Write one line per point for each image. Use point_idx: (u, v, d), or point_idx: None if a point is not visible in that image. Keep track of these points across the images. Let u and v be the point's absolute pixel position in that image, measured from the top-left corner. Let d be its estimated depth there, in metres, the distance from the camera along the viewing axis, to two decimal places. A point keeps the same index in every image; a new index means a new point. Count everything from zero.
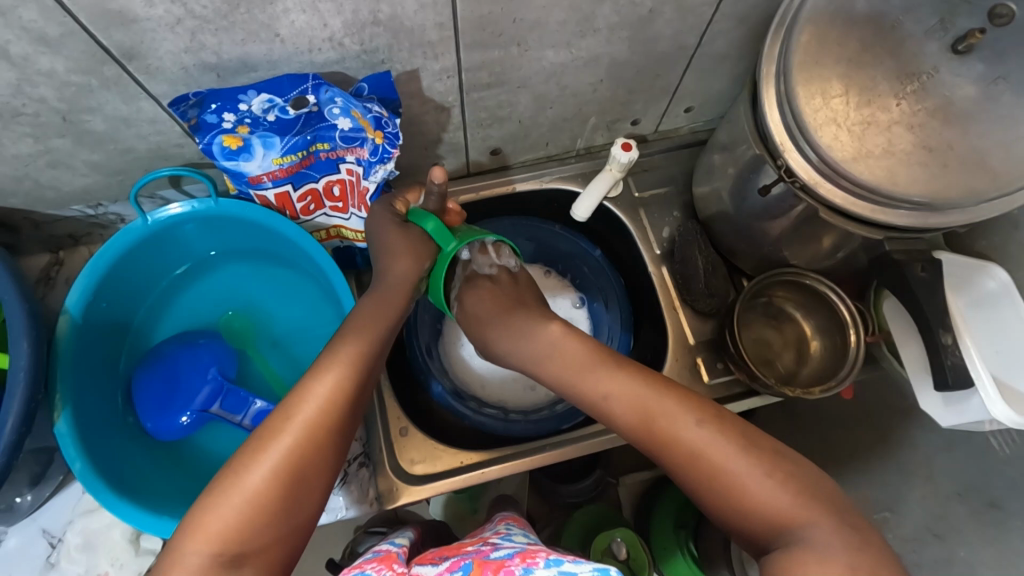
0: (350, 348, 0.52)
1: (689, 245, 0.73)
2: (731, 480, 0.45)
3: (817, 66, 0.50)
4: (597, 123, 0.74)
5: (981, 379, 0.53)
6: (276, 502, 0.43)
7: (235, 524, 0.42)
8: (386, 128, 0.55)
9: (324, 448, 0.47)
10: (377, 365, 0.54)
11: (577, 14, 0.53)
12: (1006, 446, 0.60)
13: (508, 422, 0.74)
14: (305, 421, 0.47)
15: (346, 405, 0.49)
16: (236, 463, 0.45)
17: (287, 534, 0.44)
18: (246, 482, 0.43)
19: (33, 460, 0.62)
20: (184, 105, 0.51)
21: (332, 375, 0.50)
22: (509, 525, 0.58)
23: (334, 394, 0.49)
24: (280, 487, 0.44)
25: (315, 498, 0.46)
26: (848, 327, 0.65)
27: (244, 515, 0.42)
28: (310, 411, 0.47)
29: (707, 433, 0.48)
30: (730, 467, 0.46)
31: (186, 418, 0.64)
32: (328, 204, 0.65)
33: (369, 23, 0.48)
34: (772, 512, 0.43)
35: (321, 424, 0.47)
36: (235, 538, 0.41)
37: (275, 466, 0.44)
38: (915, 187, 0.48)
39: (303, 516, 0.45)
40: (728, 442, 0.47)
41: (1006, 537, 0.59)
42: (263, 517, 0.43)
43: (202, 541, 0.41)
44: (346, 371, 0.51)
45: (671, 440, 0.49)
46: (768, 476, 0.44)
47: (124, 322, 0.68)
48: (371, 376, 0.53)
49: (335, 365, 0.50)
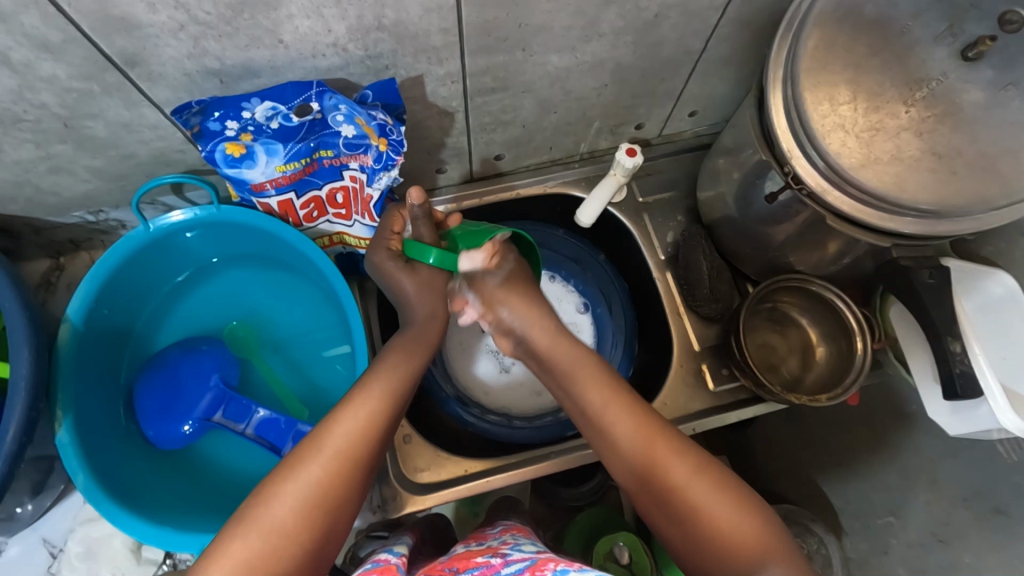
0: (385, 384, 0.52)
1: (692, 249, 0.74)
2: (713, 523, 0.47)
3: (824, 72, 0.50)
4: (601, 127, 0.74)
5: (990, 387, 0.53)
6: (302, 534, 0.43)
7: (260, 555, 0.41)
8: (391, 135, 0.54)
9: (353, 482, 0.46)
10: (408, 402, 0.53)
11: (582, 19, 0.53)
12: (1014, 452, 0.61)
13: (512, 428, 0.74)
14: (336, 453, 0.46)
15: (377, 440, 0.49)
16: (264, 493, 0.44)
17: (308, 567, 0.43)
18: (274, 513, 0.43)
19: (33, 468, 0.60)
20: (186, 113, 0.50)
21: (365, 406, 0.49)
22: (516, 535, 0.57)
23: (365, 427, 0.48)
24: (309, 520, 0.43)
25: (340, 528, 0.45)
26: (855, 334, 0.65)
27: (268, 547, 0.42)
28: (341, 445, 0.47)
29: (695, 478, 0.49)
30: (716, 513, 0.47)
31: (190, 426, 0.64)
32: (332, 210, 0.64)
33: (374, 29, 0.48)
34: (751, 557, 0.45)
35: (352, 456, 0.47)
36: (260, 568, 0.41)
37: (302, 495, 0.44)
38: (923, 194, 0.48)
39: (325, 550, 0.44)
40: (715, 488, 0.48)
41: (1011, 542, 0.60)
42: (289, 550, 0.42)
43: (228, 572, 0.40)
44: (378, 407, 0.50)
45: (673, 482, 0.49)
46: (751, 522, 0.47)
47: (125, 328, 0.67)
48: (404, 409, 0.53)
49: (366, 399, 0.50)
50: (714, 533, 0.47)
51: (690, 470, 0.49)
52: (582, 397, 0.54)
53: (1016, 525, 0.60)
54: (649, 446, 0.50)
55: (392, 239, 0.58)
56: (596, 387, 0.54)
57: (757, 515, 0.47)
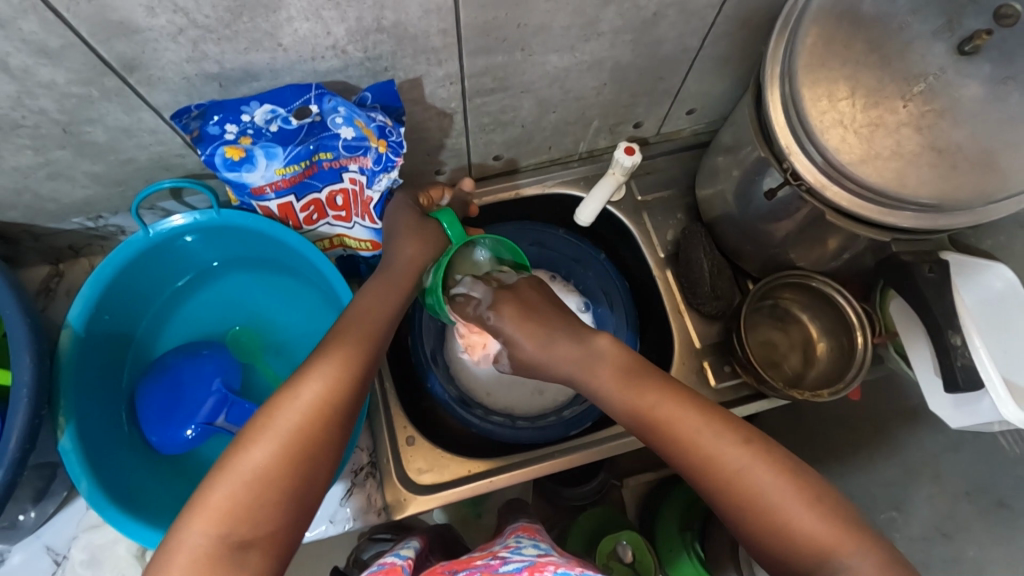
0: (357, 332, 0.51)
1: (692, 247, 0.73)
2: (771, 514, 0.45)
3: (823, 69, 0.50)
4: (599, 126, 0.74)
5: (991, 380, 0.52)
6: (284, 481, 0.42)
7: (240, 506, 0.41)
8: (390, 136, 0.54)
9: (331, 429, 0.45)
10: (385, 345, 0.52)
11: (581, 18, 0.53)
12: (1016, 445, 0.61)
13: (515, 429, 0.73)
14: (313, 402, 0.45)
15: (356, 384, 0.48)
16: (241, 441, 0.44)
17: (293, 516, 0.42)
18: (249, 461, 0.42)
19: (37, 476, 0.60)
20: (186, 117, 0.50)
21: (341, 354, 0.48)
22: (518, 537, 0.57)
23: (343, 374, 0.47)
24: (287, 467, 0.43)
25: (320, 481, 0.44)
26: (855, 329, 0.65)
27: (248, 496, 0.41)
28: (314, 396, 0.46)
29: (748, 472, 0.46)
30: (760, 487, 0.45)
31: (192, 430, 0.63)
32: (331, 213, 0.64)
33: (373, 30, 0.48)
34: (810, 548, 0.43)
35: (328, 406, 0.46)
36: (240, 519, 0.40)
37: (278, 445, 0.43)
38: (923, 188, 0.48)
39: (309, 497, 0.44)
40: (759, 461, 0.46)
41: (1017, 535, 0.59)
42: (273, 497, 0.42)
43: (208, 525, 0.40)
44: (352, 355, 0.49)
45: (709, 455, 0.48)
46: (805, 507, 0.44)
47: (126, 333, 0.67)
48: (381, 355, 0.52)
49: (342, 346, 0.49)
50: (771, 521, 0.45)
51: (739, 460, 0.47)
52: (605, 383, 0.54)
53: (1017, 518, 0.59)
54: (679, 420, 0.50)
55: (425, 194, 0.64)
56: (630, 387, 0.53)
57: (811, 501, 0.45)
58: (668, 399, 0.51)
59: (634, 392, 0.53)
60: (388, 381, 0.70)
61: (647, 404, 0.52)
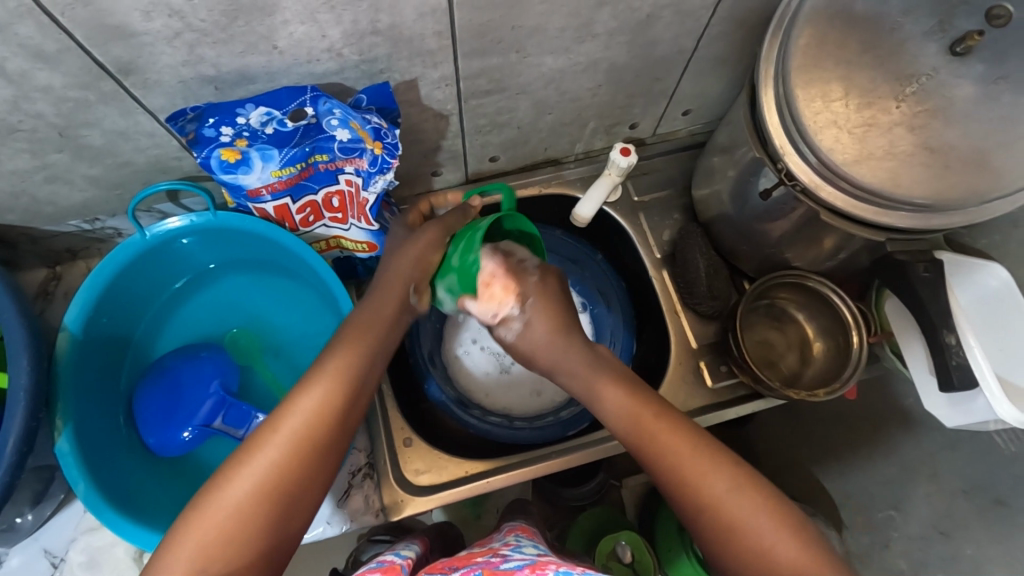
0: (345, 357, 0.49)
1: (690, 247, 0.73)
2: (752, 541, 0.44)
3: (817, 69, 0.50)
4: (596, 127, 0.74)
5: (985, 378, 0.53)
6: (275, 502, 0.43)
7: (217, 541, 0.41)
8: (386, 138, 0.54)
9: (326, 450, 0.46)
10: (375, 369, 0.51)
11: (576, 20, 0.53)
12: (1012, 443, 0.62)
13: (512, 429, 0.74)
14: (308, 422, 0.46)
15: (354, 401, 0.48)
16: (224, 472, 0.44)
17: (281, 536, 0.43)
18: (229, 495, 0.42)
19: (36, 479, 0.60)
20: (183, 119, 0.50)
21: (338, 371, 0.48)
22: (519, 537, 0.56)
23: (340, 393, 0.48)
24: (280, 489, 0.44)
25: (298, 515, 0.44)
26: (850, 328, 0.65)
27: (239, 517, 0.42)
28: (308, 416, 0.46)
29: (734, 494, 0.46)
30: (746, 526, 0.45)
31: (189, 433, 0.64)
32: (328, 214, 0.64)
33: (368, 33, 0.48)
34: None
35: (309, 438, 0.45)
36: (217, 554, 0.41)
37: (257, 479, 0.43)
38: (917, 188, 0.48)
39: (298, 519, 0.44)
40: (746, 498, 0.45)
41: (1013, 534, 0.60)
42: (262, 520, 0.43)
43: (197, 547, 0.41)
44: (336, 383, 0.48)
45: (697, 488, 0.46)
46: (790, 537, 0.44)
47: (124, 336, 0.67)
48: (370, 379, 0.51)
49: (340, 360, 0.49)
50: (750, 550, 0.44)
51: (728, 483, 0.46)
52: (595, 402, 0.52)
53: (1017, 516, 0.60)
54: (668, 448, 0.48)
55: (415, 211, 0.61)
56: (630, 398, 0.50)
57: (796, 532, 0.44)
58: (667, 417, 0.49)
59: (635, 404, 0.50)
60: (385, 382, 0.71)
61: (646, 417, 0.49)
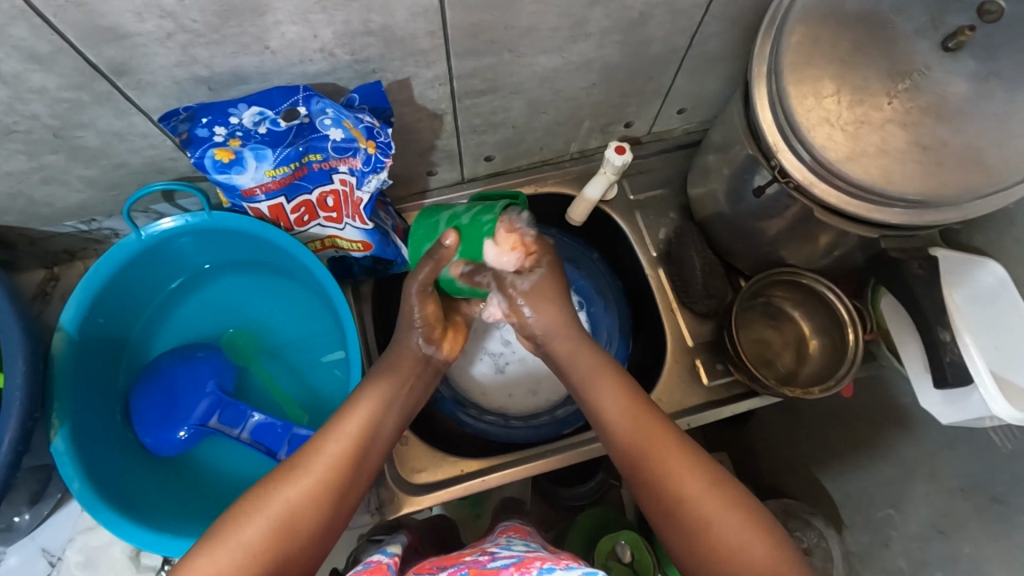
0: (380, 388, 0.56)
1: (685, 246, 0.74)
2: (720, 542, 0.48)
3: (809, 67, 0.50)
4: (591, 126, 0.74)
5: (980, 375, 0.53)
6: (309, 518, 0.48)
7: (258, 541, 0.46)
8: (378, 137, 0.55)
9: (357, 474, 0.52)
10: (405, 404, 0.58)
11: (568, 19, 0.54)
12: (1009, 441, 0.61)
13: (508, 428, 0.75)
14: (343, 447, 0.52)
15: (381, 435, 0.55)
16: (272, 482, 0.49)
17: (311, 551, 0.48)
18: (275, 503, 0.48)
19: (33, 478, 0.61)
20: (175, 119, 0.50)
21: (370, 404, 0.55)
22: (510, 536, 0.56)
23: (371, 425, 0.54)
24: (315, 507, 0.49)
25: (327, 527, 0.49)
26: (846, 325, 0.65)
27: (279, 529, 0.47)
28: (345, 441, 0.52)
29: (705, 495, 0.50)
30: (724, 527, 0.49)
31: (185, 432, 0.64)
32: (323, 214, 0.64)
33: (360, 33, 0.48)
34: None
35: (349, 456, 0.52)
36: (258, 553, 0.45)
37: (301, 490, 0.49)
38: (910, 185, 0.48)
39: (327, 537, 0.49)
40: (727, 503, 0.50)
41: (1011, 531, 0.59)
42: (298, 533, 0.47)
43: (239, 554, 0.45)
44: (377, 408, 0.55)
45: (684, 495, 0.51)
46: (762, 540, 0.48)
47: (120, 335, 0.68)
48: (401, 411, 0.58)
49: (372, 395, 0.56)
50: (722, 552, 0.48)
51: (704, 485, 0.51)
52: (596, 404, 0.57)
53: (1013, 514, 0.59)
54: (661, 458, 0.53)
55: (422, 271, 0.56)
56: (625, 409, 0.56)
57: (765, 532, 0.48)
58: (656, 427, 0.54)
59: (630, 416, 0.55)
60: None
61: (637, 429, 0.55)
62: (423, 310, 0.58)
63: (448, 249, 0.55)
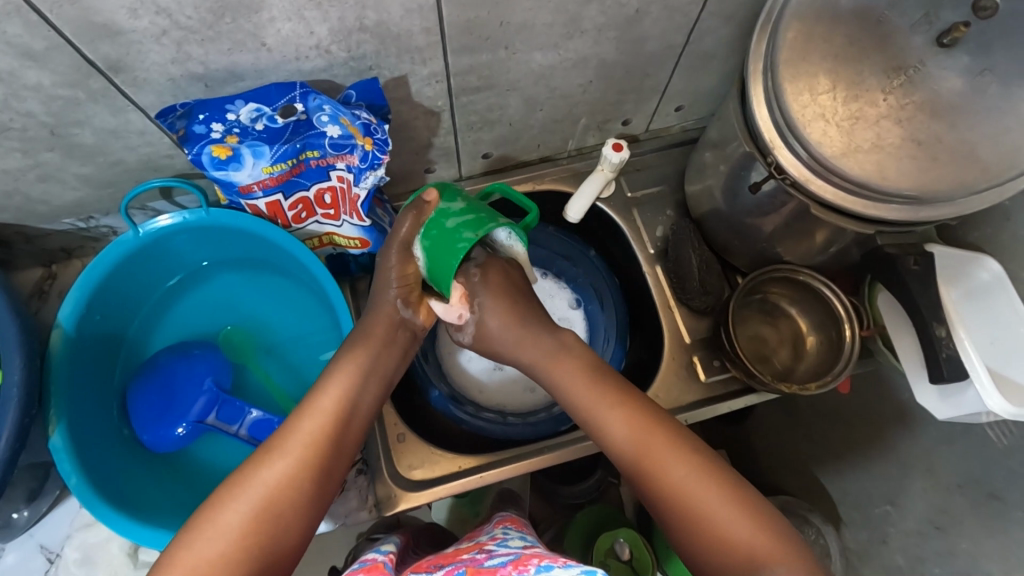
0: (355, 364, 0.56)
1: (681, 243, 0.74)
2: (699, 516, 0.49)
3: (804, 63, 0.50)
4: (588, 123, 0.74)
5: (976, 370, 0.53)
6: (293, 499, 0.49)
7: (242, 523, 0.46)
8: (375, 134, 0.55)
9: (337, 450, 0.52)
10: (383, 377, 0.58)
11: (564, 16, 0.54)
12: (1004, 437, 0.60)
13: (506, 425, 0.74)
14: (321, 425, 0.52)
15: (359, 410, 0.55)
16: (254, 465, 0.50)
17: (299, 531, 0.49)
18: (258, 485, 0.48)
19: (31, 475, 0.61)
20: (172, 116, 0.51)
21: (343, 380, 0.55)
22: (506, 527, 0.57)
23: (346, 400, 0.54)
24: (297, 487, 0.49)
25: (314, 505, 0.50)
26: (843, 321, 0.65)
27: (262, 512, 0.47)
28: (321, 418, 0.53)
29: (695, 483, 0.51)
30: (702, 501, 0.50)
31: (183, 428, 0.64)
32: (320, 211, 0.64)
33: (355, 30, 0.48)
34: (742, 551, 0.48)
35: (328, 434, 0.52)
36: (244, 535, 0.46)
37: (282, 471, 0.49)
38: (905, 180, 0.48)
39: (313, 515, 0.50)
40: (702, 478, 0.51)
41: (1008, 527, 0.59)
42: (283, 514, 0.48)
43: (223, 540, 0.45)
44: (354, 384, 0.55)
45: (660, 473, 0.52)
46: (739, 513, 0.49)
47: (117, 333, 0.68)
48: (379, 386, 0.58)
49: (344, 370, 0.56)
50: (701, 525, 0.49)
51: (686, 470, 0.51)
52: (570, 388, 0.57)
53: (1010, 510, 0.59)
54: (638, 438, 0.53)
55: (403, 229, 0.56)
56: (593, 389, 0.56)
57: (753, 514, 0.49)
58: (627, 407, 0.55)
59: (599, 396, 0.56)
60: None
61: (607, 409, 0.55)
62: (401, 271, 0.57)
63: (429, 207, 0.55)
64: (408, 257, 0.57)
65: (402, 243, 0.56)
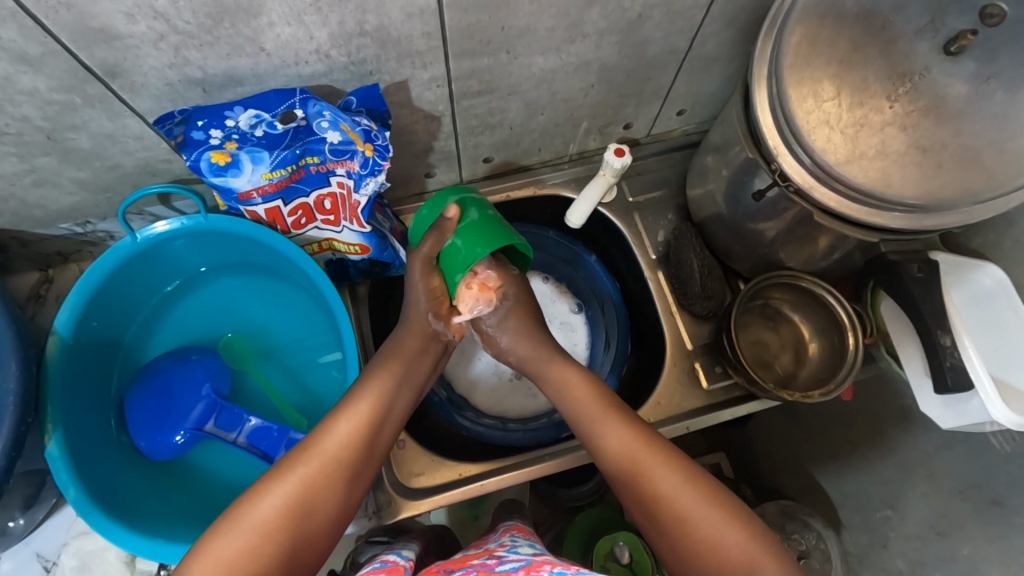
0: (388, 374, 0.57)
1: (683, 248, 0.73)
2: (707, 540, 0.49)
3: (808, 68, 0.50)
4: (589, 127, 0.73)
5: (981, 380, 0.53)
6: (321, 500, 0.49)
7: (270, 521, 0.46)
8: (376, 140, 0.54)
9: (367, 455, 0.53)
10: (411, 388, 0.58)
11: (565, 20, 0.53)
12: (1007, 443, 0.59)
13: (506, 431, 0.75)
14: (353, 426, 0.53)
15: (391, 415, 0.56)
16: (288, 462, 0.50)
17: (322, 532, 0.48)
18: (287, 484, 0.48)
19: (25, 482, 0.61)
20: (170, 122, 0.50)
21: (377, 385, 0.56)
22: (515, 536, 0.56)
23: (382, 405, 0.55)
24: (326, 487, 0.49)
25: (332, 511, 0.49)
26: (847, 329, 0.65)
27: (291, 507, 0.47)
28: (357, 418, 0.53)
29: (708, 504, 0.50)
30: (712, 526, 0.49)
31: (181, 436, 0.64)
32: (320, 217, 0.63)
33: (355, 34, 0.48)
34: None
35: (359, 438, 0.52)
36: (271, 531, 0.45)
37: (313, 471, 0.49)
38: (909, 188, 0.48)
39: (338, 519, 0.50)
40: (709, 500, 0.51)
41: (1008, 533, 0.58)
42: (311, 514, 0.48)
43: (252, 532, 0.45)
44: (386, 391, 0.56)
45: (671, 495, 0.51)
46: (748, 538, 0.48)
47: (113, 340, 0.67)
48: (408, 394, 0.58)
49: (380, 377, 0.56)
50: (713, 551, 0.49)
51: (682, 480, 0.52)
52: (585, 413, 0.58)
53: (1011, 516, 0.58)
54: (650, 460, 0.53)
55: (433, 236, 0.56)
56: (590, 404, 0.58)
57: (749, 532, 0.49)
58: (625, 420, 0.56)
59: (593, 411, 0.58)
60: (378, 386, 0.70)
61: (602, 425, 0.57)
62: (427, 285, 0.58)
63: (451, 221, 0.56)
64: (431, 272, 0.58)
65: (425, 259, 0.57)
